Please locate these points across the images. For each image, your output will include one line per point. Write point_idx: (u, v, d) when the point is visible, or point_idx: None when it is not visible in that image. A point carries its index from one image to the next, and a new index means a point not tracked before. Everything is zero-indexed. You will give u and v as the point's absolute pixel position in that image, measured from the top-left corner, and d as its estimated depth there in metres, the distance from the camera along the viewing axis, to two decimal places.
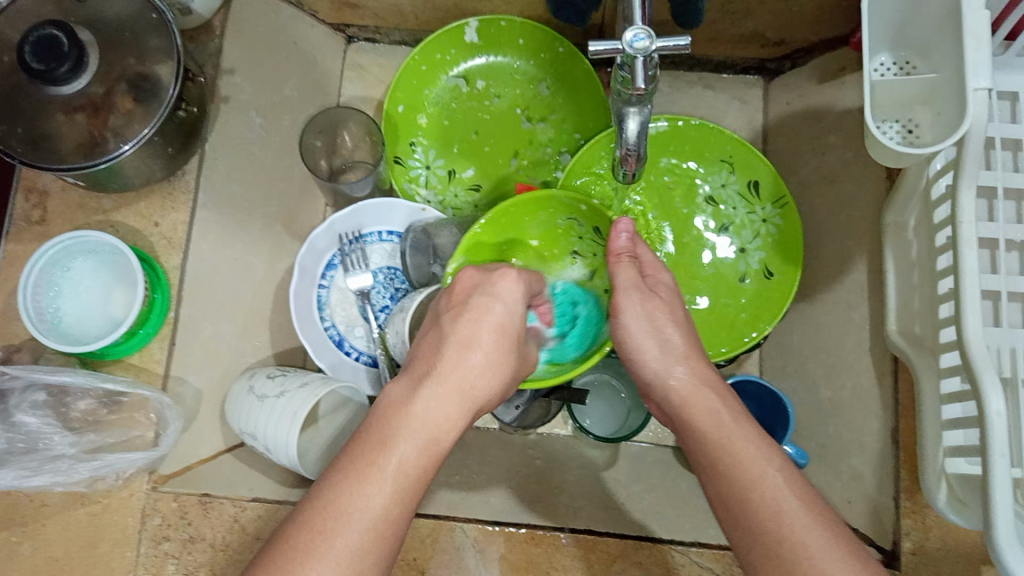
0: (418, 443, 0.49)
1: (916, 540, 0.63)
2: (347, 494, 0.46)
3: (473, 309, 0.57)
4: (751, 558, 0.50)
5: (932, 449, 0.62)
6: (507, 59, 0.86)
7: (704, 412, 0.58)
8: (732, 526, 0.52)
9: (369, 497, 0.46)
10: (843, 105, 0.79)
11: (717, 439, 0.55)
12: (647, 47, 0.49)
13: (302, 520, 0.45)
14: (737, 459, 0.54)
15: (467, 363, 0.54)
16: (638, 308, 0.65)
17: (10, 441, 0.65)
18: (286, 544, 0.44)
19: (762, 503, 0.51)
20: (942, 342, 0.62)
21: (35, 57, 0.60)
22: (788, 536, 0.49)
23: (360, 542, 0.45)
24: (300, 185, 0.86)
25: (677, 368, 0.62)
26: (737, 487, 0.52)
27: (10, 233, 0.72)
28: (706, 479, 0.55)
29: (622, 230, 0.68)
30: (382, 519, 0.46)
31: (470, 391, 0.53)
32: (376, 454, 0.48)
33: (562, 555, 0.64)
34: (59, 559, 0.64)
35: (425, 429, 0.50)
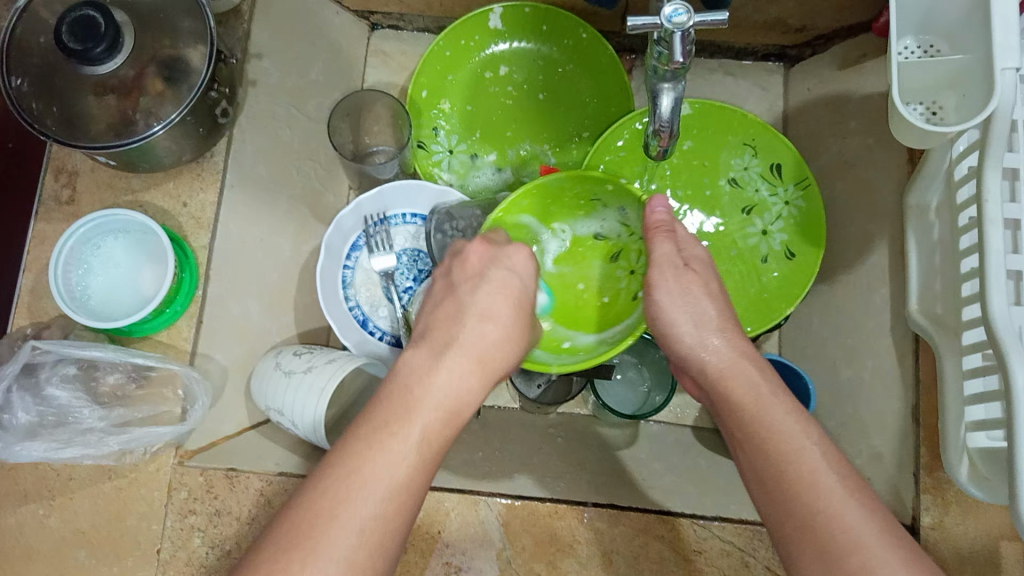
0: (431, 410, 0.50)
1: (936, 515, 0.64)
2: (373, 452, 0.47)
3: (494, 283, 0.60)
4: (787, 533, 0.48)
5: (954, 425, 0.62)
6: (530, 45, 0.87)
7: (743, 386, 0.56)
8: (769, 502, 0.50)
9: (392, 457, 0.47)
10: (864, 91, 0.79)
11: (757, 413, 0.54)
12: (685, 22, 0.49)
13: (328, 475, 0.46)
14: (778, 432, 0.52)
15: (488, 333, 0.57)
16: (673, 284, 0.63)
17: (41, 414, 0.66)
18: (307, 507, 0.45)
19: (800, 473, 0.49)
20: (964, 320, 0.62)
21: (73, 37, 0.61)
22: (827, 508, 0.47)
23: (385, 495, 0.46)
24: (325, 167, 0.87)
25: (711, 339, 0.61)
26: (776, 459, 0.51)
27: (41, 212, 0.73)
28: (744, 451, 0.54)
29: (658, 206, 0.66)
30: (406, 476, 0.47)
31: (488, 360, 0.56)
32: (395, 424, 0.49)
33: (586, 529, 0.65)
34: (86, 533, 0.65)
35: (442, 396, 0.51)
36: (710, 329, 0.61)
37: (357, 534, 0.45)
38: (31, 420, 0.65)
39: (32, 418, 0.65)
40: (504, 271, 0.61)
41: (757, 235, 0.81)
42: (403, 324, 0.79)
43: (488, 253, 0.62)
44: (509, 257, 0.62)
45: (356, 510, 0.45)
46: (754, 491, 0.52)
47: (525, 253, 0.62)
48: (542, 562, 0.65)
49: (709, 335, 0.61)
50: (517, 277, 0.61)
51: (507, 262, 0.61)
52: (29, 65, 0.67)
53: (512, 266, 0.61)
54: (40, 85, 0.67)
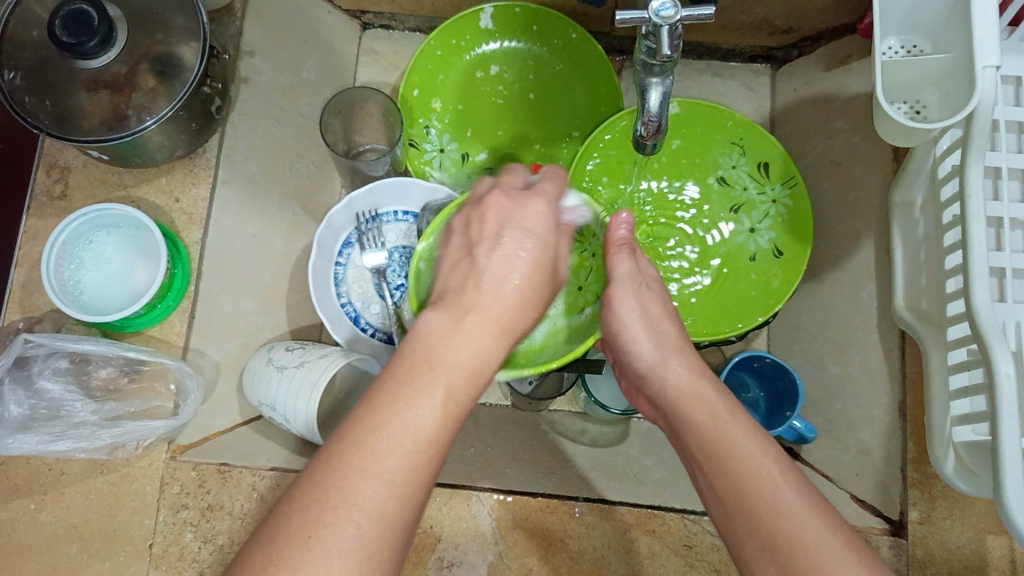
0: (454, 377, 0.43)
1: (923, 510, 0.66)
2: (397, 411, 0.41)
3: (505, 241, 0.51)
4: (748, 555, 0.45)
5: (940, 420, 0.64)
6: (520, 45, 0.88)
7: (700, 406, 0.54)
8: (728, 517, 0.48)
9: (419, 417, 0.41)
10: (849, 91, 0.81)
11: (716, 431, 0.52)
12: (672, 17, 0.50)
13: (346, 434, 0.40)
14: (736, 448, 0.50)
15: (502, 289, 0.49)
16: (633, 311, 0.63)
17: (33, 407, 0.66)
18: (332, 458, 0.39)
19: (756, 490, 0.47)
20: (948, 315, 0.63)
21: (66, 31, 0.61)
22: (787, 528, 0.44)
23: (407, 463, 0.39)
24: (317, 165, 0.88)
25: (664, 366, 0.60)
26: (737, 474, 0.48)
27: (33, 208, 0.74)
28: (702, 464, 0.51)
29: (620, 223, 0.66)
30: (430, 441, 0.41)
31: (506, 325, 0.48)
32: (423, 376, 0.42)
33: (577, 524, 0.66)
34: (78, 527, 0.65)
35: (463, 358, 0.44)
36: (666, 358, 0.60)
37: (388, 489, 0.39)
38: (23, 413, 0.65)
39: (24, 411, 0.65)
40: (514, 222, 0.52)
41: (744, 233, 0.82)
42: (395, 321, 0.79)
43: (506, 208, 0.53)
44: (524, 212, 0.52)
45: (380, 467, 0.39)
46: (713, 509, 0.50)
47: (541, 210, 0.53)
48: (534, 557, 0.65)
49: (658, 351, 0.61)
50: (537, 238, 0.52)
51: (522, 219, 0.52)
52: (22, 58, 0.67)
53: (521, 222, 0.52)
54: (33, 77, 0.67)
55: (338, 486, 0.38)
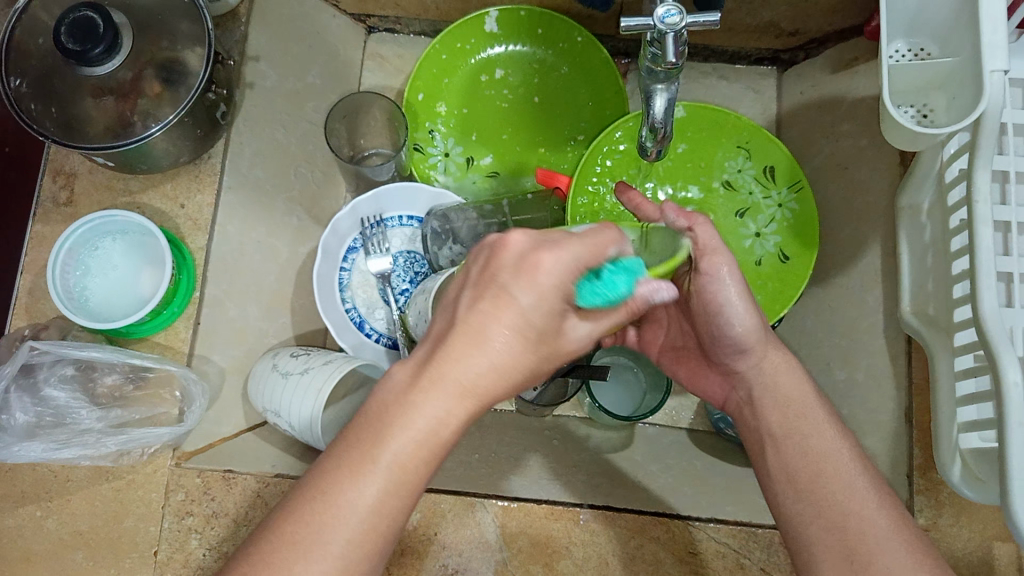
0: (406, 449, 0.43)
1: (930, 517, 0.65)
2: (335, 494, 0.43)
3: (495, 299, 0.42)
4: (809, 532, 0.52)
5: (946, 425, 0.63)
6: (525, 48, 0.88)
7: (787, 384, 0.59)
8: (791, 501, 0.54)
9: (358, 501, 0.43)
10: (856, 94, 0.80)
11: (798, 413, 0.57)
12: (677, 24, 0.50)
13: (293, 507, 0.43)
14: (816, 432, 0.55)
15: (478, 355, 0.42)
16: (732, 298, 0.57)
17: (39, 415, 0.66)
18: (276, 534, 0.43)
19: (827, 482, 0.53)
20: (957, 321, 0.63)
21: (71, 38, 0.62)
22: (858, 515, 0.51)
23: (348, 543, 0.42)
24: (322, 169, 0.88)
25: (749, 353, 0.59)
26: (811, 460, 0.54)
27: (38, 214, 0.74)
28: (770, 452, 0.57)
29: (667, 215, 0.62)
30: (375, 516, 0.43)
31: (477, 389, 0.43)
32: (365, 454, 0.43)
33: (581, 531, 0.66)
34: (84, 533, 0.66)
35: (415, 429, 0.43)
36: (750, 344, 0.59)
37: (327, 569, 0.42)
38: (29, 420, 0.66)
39: (30, 418, 0.66)
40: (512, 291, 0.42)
41: (751, 237, 0.80)
42: (400, 326, 0.79)
43: (521, 256, 0.42)
44: (524, 280, 0.42)
45: (314, 554, 0.42)
46: (777, 486, 0.56)
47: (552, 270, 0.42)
48: (539, 564, 0.65)
49: (750, 339, 0.59)
50: (542, 300, 0.42)
51: (526, 278, 0.42)
52: (28, 66, 0.68)
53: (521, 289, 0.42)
54: (40, 86, 0.68)
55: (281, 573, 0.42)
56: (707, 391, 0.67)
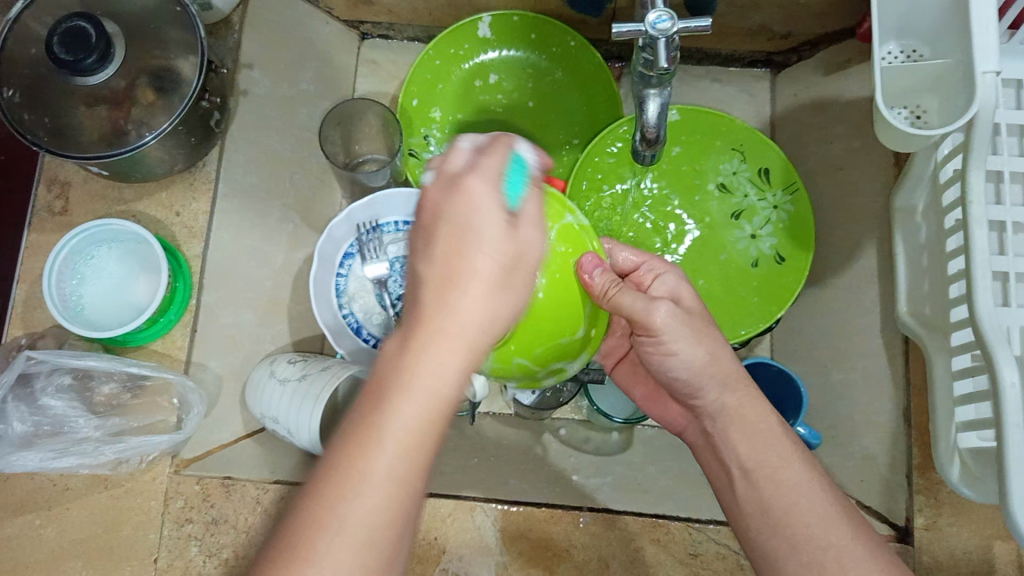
0: (424, 381, 0.38)
1: (929, 517, 0.66)
2: (365, 431, 0.37)
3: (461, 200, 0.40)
4: (789, 569, 0.51)
5: (944, 425, 0.64)
6: (518, 53, 0.88)
7: (753, 420, 0.57)
8: (767, 538, 0.53)
9: (388, 436, 0.37)
10: (849, 96, 0.80)
11: (761, 450, 0.56)
12: (668, 30, 0.50)
13: (325, 467, 0.37)
14: (785, 467, 0.55)
15: (486, 232, 0.40)
16: (682, 342, 0.59)
17: (36, 424, 0.66)
18: (303, 510, 0.37)
19: (795, 517, 0.52)
20: (953, 321, 0.64)
21: (63, 48, 0.62)
22: (833, 544, 0.50)
23: (389, 482, 0.37)
24: (318, 175, 0.87)
25: (710, 392, 0.60)
26: (780, 495, 0.53)
27: (33, 223, 0.74)
28: (740, 485, 0.56)
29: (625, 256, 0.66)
30: (418, 445, 0.38)
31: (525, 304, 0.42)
32: (389, 386, 0.38)
33: (581, 534, 0.67)
34: (82, 542, 0.66)
35: (453, 316, 0.39)
36: (702, 383, 0.60)
37: (374, 512, 0.36)
38: (26, 430, 0.65)
39: (27, 428, 0.65)
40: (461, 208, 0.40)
41: (746, 238, 0.81)
42: None
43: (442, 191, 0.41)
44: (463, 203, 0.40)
45: (355, 506, 0.36)
46: (750, 524, 0.55)
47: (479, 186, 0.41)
48: (538, 567, 0.65)
49: (705, 379, 0.60)
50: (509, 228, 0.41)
51: (467, 204, 0.40)
52: (19, 75, 0.67)
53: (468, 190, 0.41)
54: (32, 95, 0.67)
55: (317, 539, 0.36)
56: (666, 421, 0.69)
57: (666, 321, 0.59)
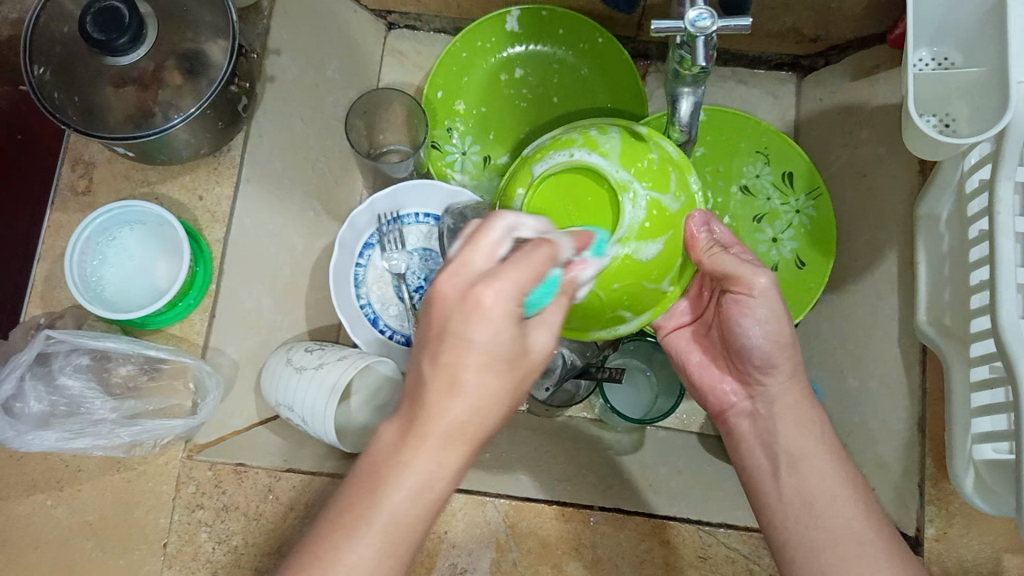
0: (412, 495, 0.42)
1: (940, 527, 0.66)
2: (336, 545, 0.42)
3: (462, 314, 0.42)
4: (821, 561, 0.54)
5: (960, 435, 0.64)
6: (546, 49, 0.87)
7: (801, 415, 0.61)
8: (801, 528, 0.56)
9: (360, 548, 0.42)
10: (876, 102, 0.80)
11: (799, 442, 0.59)
12: (708, 28, 0.49)
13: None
14: (817, 461, 0.58)
15: (450, 415, 0.42)
16: (767, 312, 0.59)
17: (53, 404, 0.66)
18: None
19: (833, 512, 0.55)
20: (973, 331, 0.64)
21: (96, 27, 0.62)
22: (865, 538, 0.53)
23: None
24: (339, 164, 0.87)
25: (776, 372, 0.61)
26: (820, 487, 0.57)
27: (57, 202, 0.74)
28: (781, 474, 0.59)
29: (700, 229, 0.59)
30: (388, 546, 0.42)
31: (489, 409, 0.43)
32: (362, 508, 0.42)
33: (591, 532, 0.66)
34: (94, 523, 0.66)
35: (417, 478, 0.42)
36: (780, 358, 0.61)
37: None
38: (43, 409, 0.65)
39: (44, 407, 0.65)
40: (464, 323, 0.42)
41: (767, 242, 0.79)
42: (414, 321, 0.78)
43: (458, 303, 0.42)
44: (469, 316, 0.42)
45: None
46: (778, 514, 0.58)
47: (491, 298, 0.42)
48: (548, 564, 0.66)
49: (780, 356, 0.61)
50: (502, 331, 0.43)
51: (475, 324, 0.42)
52: (51, 53, 0.68)
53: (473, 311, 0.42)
54: (62, 73, 0.68)
55: None
56: (710, 397, 0.68)
57: (766, 285, 0.58)
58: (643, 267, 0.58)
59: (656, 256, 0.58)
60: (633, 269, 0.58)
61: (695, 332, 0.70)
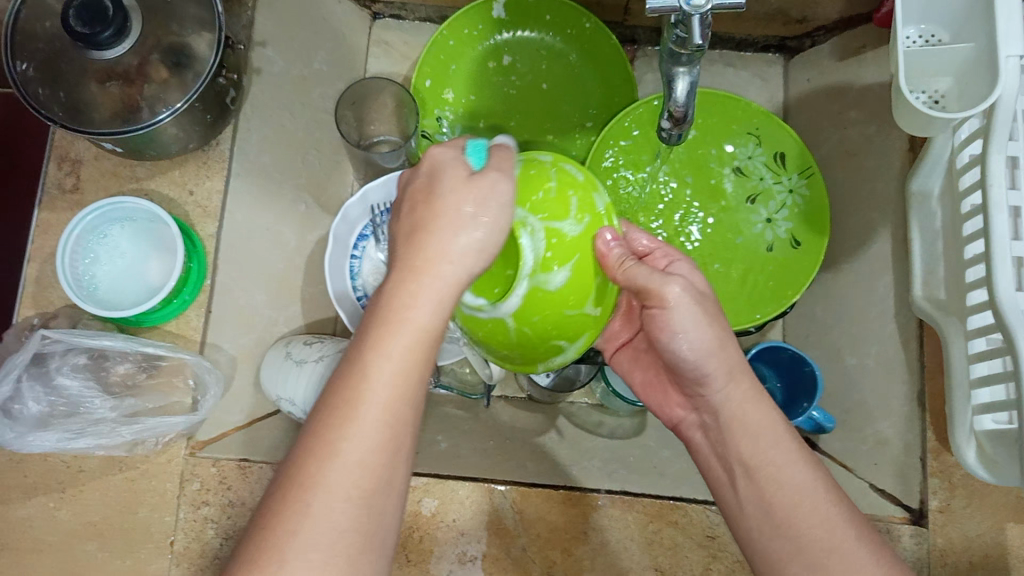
0: (396, 371, 0.43)
1: (944, 499, 0.67)
2: (330, 435, 0.42)
3: (455, 197, 0.45)
4: (792, 574, 0.50)
5: (960, 407, 0.65)
6: (534, 35, 0.87)
7: (749, 420, 0.55)
8: (770, 539, 0.52)
9: (358, 433, 0.42)
10: (864, 82, 0.80)
11: (752, 448, 0.54)
12: (702, 6, 0.49)
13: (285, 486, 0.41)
14: (775, 464, 0.53)
15: (427, 287, 0.44)
16: (690, 322, 0.54)
17: (52, 404, 0.65)
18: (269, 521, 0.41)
19: (791, 517, 0.51)
20: (970, 305, 0.65)
21: (80, 21, 0.60)
22: (834, 547, 0.49)
23: (361, 466, 0.41)
24: (331, 156, 0.86)
25: (713, 381, 0.56)
26: (783, 495, 0.52)
27: (44, 200, 0.72)
28: (740, 483, 0.55)
29: (609, 242, 0.51)
30: (381, 431, 0.42)
31: (465, 274, 0.45)
32: (352, 399, 0.42)
33: (600, 515, 0.67)
34: (97, 524, 0.66)
35: (399, 353, 0.43)
36: (710, 366, 0.56)
37: (348, 500, 0.41)
38: (42, 410, 0.64)
39: (43, 408, 0.64)
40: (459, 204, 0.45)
41: (762, 222, 0.80)
42: None
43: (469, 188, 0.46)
44: (462, 188, 0.46)
45: (327, 506, 0.41)
46: (748, 522, 0.54)
47: (501, 185, 0.46)
48: (557, 549, 0.66)
49: (711, 364, 0.56)
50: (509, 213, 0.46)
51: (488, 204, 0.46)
52: (33, 49, 0.66)
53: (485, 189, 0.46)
54: (45, 69, 0.66)
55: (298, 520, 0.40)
56: (668, 416, 0.65)
57: (679, 295, 0.54)
58: (555, 298, 0.50)
59: (566, 286, 0.50)
60: (543, 306, 0.50)
61: (636, 349, 0.67)
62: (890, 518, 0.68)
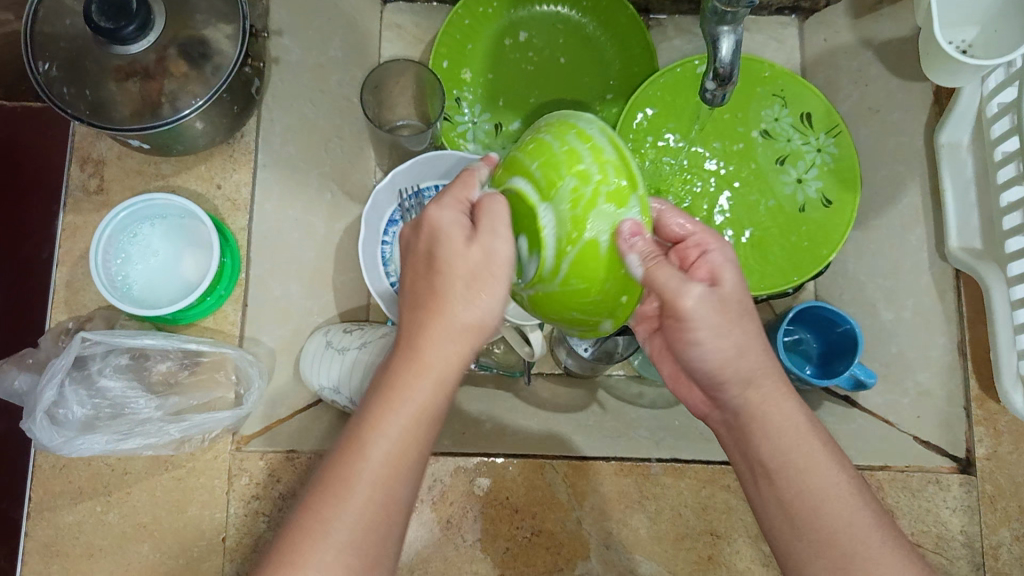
0: (383, 470, 0.45)
1: (990, 446, 0.69)
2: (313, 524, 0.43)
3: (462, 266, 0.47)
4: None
5: (1005, 353, 0.66)
6: (550, 8, 0.86)
7: (777, 422, 0.50)
8: (790, 535, 0.48)
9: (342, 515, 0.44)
10: (884, 38, 0.80)
11: (783, 449, 0.49)
12: None
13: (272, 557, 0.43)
14: (808, 467, 0.48)
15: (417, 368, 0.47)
16: (711, 327, 0.50)
17: (97, 407, 0.64)
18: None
19: (835, 510, 0.47)
20: (1009, 252, 0.66)
21: (103, 15, 0.59)
22: (858, 540, 0.46)
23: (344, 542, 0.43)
24: (352, 144, 0.86)
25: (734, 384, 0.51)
26: (810, 491, 0.48)
27: (69, 203, 0.71)
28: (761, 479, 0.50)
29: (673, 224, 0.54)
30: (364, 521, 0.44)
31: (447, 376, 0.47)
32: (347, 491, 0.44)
33: (653, 484, 0.67)
34: (147, 526, 0.65)
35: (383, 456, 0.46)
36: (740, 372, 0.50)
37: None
38: (86, 413, 0.64)
39: (87, 411, 0.64)
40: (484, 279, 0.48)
41: (792, 183, 0.79)
42: None
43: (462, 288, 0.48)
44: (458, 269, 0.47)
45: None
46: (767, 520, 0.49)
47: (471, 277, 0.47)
48: (612, 520, 0.66)
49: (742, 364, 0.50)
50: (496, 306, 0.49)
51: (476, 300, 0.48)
52: (55, 48, 0.65)
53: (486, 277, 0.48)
54: (70, 68, 0.65)
55: None
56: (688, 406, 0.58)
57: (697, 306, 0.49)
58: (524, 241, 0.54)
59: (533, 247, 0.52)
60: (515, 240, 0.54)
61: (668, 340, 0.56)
62: (938, 468, 0.69)
